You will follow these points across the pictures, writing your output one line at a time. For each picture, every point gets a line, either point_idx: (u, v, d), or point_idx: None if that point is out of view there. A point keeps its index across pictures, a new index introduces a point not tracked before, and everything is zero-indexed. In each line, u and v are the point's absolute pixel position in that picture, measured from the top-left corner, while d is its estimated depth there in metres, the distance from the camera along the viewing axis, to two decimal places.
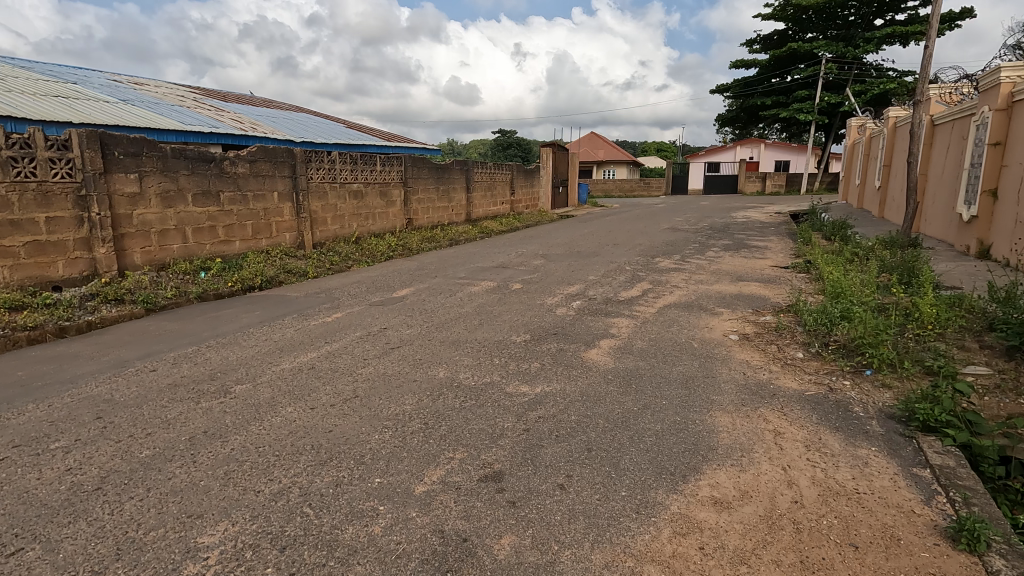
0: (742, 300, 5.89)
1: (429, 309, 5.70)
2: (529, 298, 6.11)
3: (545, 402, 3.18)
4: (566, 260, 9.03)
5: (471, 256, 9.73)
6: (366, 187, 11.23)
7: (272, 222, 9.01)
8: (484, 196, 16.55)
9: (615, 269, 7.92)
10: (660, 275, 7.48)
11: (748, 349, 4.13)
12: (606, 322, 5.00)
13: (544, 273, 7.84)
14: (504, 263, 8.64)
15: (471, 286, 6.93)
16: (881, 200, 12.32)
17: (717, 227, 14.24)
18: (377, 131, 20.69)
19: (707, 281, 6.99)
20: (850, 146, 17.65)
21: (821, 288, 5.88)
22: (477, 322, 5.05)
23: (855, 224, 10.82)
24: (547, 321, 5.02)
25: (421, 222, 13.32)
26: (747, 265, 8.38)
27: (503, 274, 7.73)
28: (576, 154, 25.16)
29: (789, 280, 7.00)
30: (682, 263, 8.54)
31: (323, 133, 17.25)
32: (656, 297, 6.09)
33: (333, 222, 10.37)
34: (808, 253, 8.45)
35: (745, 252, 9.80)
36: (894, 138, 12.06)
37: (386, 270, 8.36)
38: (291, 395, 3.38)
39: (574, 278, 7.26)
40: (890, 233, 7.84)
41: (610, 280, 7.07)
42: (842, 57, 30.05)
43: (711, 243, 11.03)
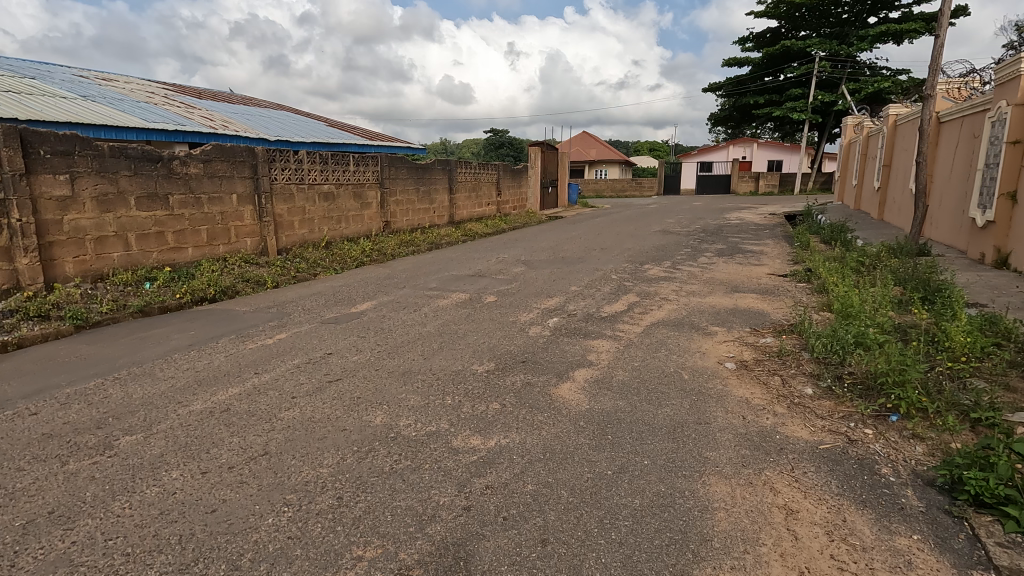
0: (738, 316, 5.28)
1: (387, 327, 5.07)
2: (502, 313, 5.49)
3: (497, 462, 2.55)
4: (548, 268, 8.42)
5: (448, 263, 9.10)
6: (338, 188, 10.56)
7: (231, 227, 8.33)
8: (468, 197, 15.91)
9: (600, 278, 7.31)
10: (648, 285, 6.87)
11: (746, 383, 3.52)
12: (585, 345, 4.38)
13: (523, 283, 7.22)
14: (480, 271, 8.02)
15: (440, 299, 6.30)
16: (880, 202, 11.79)
17: (709, 229, 13.68)
18: (359, 130, 20.01)
19: (698, 293, 6.39)
20: (846, 146, 17.17)
21: (825, 302, 5.30)
22: (437, 345, 4.43)
23: (855, 227, 10.27)
24: (517, 344, 4.41)
25: (400, 224, 12.67)
26: (741, 273, 7.78)
27: (478, 285, 7.10)
28: (566, 153, 24.54)
29: (787, 291, 6.42)
30: (672, 270, 7.95)
31: (301, 132, 16.54)
32: (642, 312, 5.48)
33: (301, 226, 9.70)
34: (808, 260, 7.87)
35: (739, 258, 9.21)
36: (894, 137, 11.53)
37: (352, 279, 7.71)
38: (185, 451, 2.73)
39: (554, 289, 6.65)
40: (896, 240, 7.28)
41: (593, 292, 6.46)
42: (836, 55, 29.64)
43: (704, 248, 10.44)
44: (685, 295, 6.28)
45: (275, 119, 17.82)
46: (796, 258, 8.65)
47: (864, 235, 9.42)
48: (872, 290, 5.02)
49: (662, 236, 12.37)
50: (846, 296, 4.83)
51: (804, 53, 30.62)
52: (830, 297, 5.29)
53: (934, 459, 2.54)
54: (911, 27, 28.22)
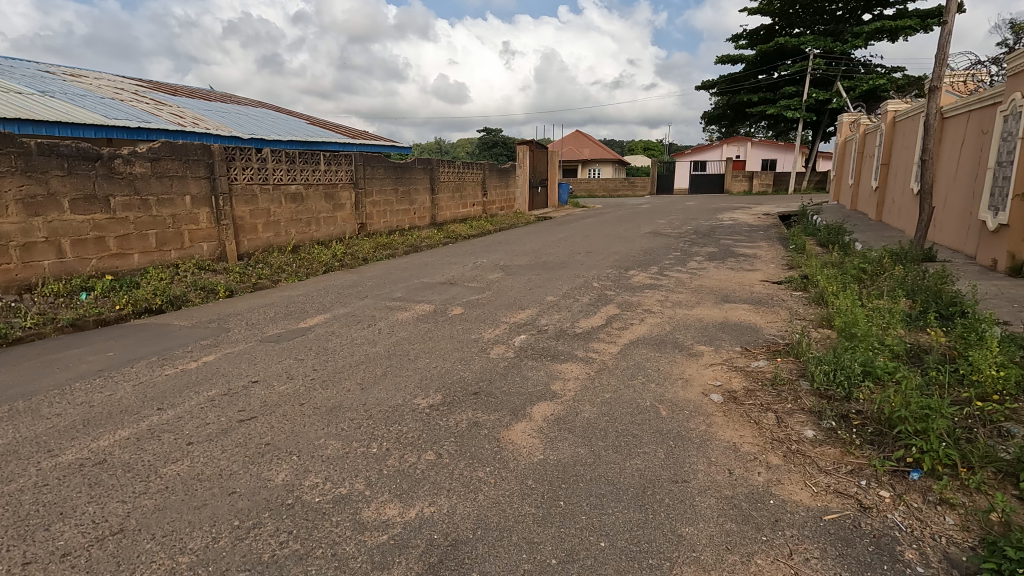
0: (727, 332, 4.73)
1: (332, 346, 4.49)
2: (465, 329, 4.92)
3: (411, 546, 1.98)
4: (527, 274, 7.86)
5: (421, 269, 8.53)
6: (306, 189, 9.96)
7: (184, 231, 7.72)
8: (452, 198, 15.32)
9: (580, 287, 6.74)
10: (631, 294, 6.31)
11: (735, 422, 2.96)
12: (551, 369, 3.82)
13: (496, 292, 6.65)
14: (453, 279, 7.44)
15: (402, 311, 5.72)
16: (879, 203, 11.29)
17: (701, 231, 13.13)
18: (341, 128, 19.41)
19: (686, 304, 5.83)
20: (842, 145, 16.69)
21: (824, 316, 4.75)
22: (382, 370, 3.86)
23: (853, 230, 9.75)
24: (473, 368, 3.84)
25: (377, 227, 12.07)
26: (733, 280, 7.24)
27: (447, 294, 6.52)
28: (555, 152, 23.96)
29: (783, 302, 5.87)
30: (659, 277, 7.40)
31: (278, 130, 15.91)
32: (622, 327, 4.91)
33: (265, 229, 9.09)
34: (805, 266, 7.33)
35: (731, 262, 8.67)
36: (893, 135, 11.03)
37: (313, 288, 7.13)
38: (20, 526, 2.15)
39: (528, 300, 6.09)
40: (899, 244, 6.75)
41: (571, 302, 5.90)
42: (830, 52, 29.20)
43: (695, 251, 9.89)
44: (672, 306, 5.72)
45: (251, 117, 17.15)
46: (791, 263, 8.12)
47: (863, 238, 8.90)
48: (878, 303, 4.47)
49: (652, 239, 11.81)
50: (849, 311, 4.28)
51: (798, 50, 30.15)
52: (830, 311, 4.74)
53: (971, 537, 1.99)
54: (906, 23, 27.75)
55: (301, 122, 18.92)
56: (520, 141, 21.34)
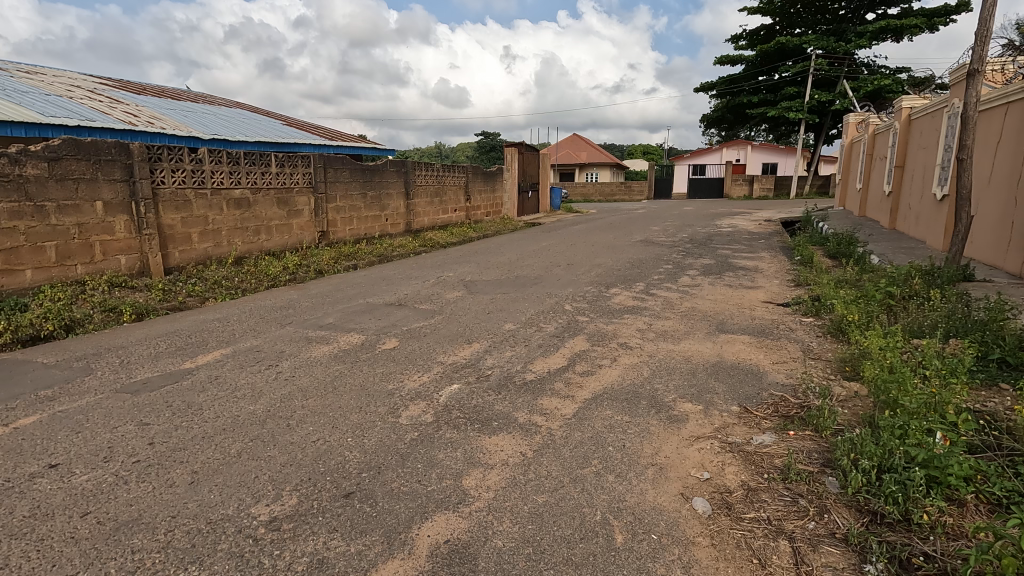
0: (720, 380, 3.65)
1: (201, 401, 3.42)
2: (388, 371, 3.87)
3: None
4: (493, 291, 6.80)
5: (374, 285, 7.47)
6: (254, 193, 8.91)
7: (95, 242, 6.67)
8: (430, 203, 14.27)
9: (548, 310, 5.68)
10: (608, 320, 5.26)
11: (733, 564, 1.87)
12: (473, 445, 2.75)
13: (447, 317, 5.59)
14: (403, 299, 6.38)
15: (322, 344, 4.65)
16: (893, 209, 10.26)
17: (696, 239, 12.08)
18: (319, 130, 18.43)
19: (674, 335, 4.76)
20: (847, 146, 15.67)
21: (846, 359, 3.68)
22: (242, 445, 2.79)
23: (866, 240, 8.68)
24: (367, 443, 2.76)
25: (341, 234, 11.02)
26: (730, 301, 6.17)
27: (389, 320, 5.47)
28: (547, 155, 22.92)
29: (790, 332, 4.81)
30: (645, 297, 6.34)
31: (245, 131, 14.87)
32: (587, 370, 3.86)
33: (201, 239, 8.03)
34: (815, 285, 6.25)
35: (729, 278, 7.61)
36: (908, 134, 9.99)
37: (237, 310, 6.08)
38: None
39: (482, 327, 5.03)
40: (928, 260, 5.70)
41: (532, 332, 4.85)
42: (833, 52, 28.22)
43: (689, 264, 8.82)
44: (655, 338, 4.65)
45: (220, 118, 16.11)
46: (798, 280, 7.06)
47: (879, 250, 7.85)
48: (919, 346, 3.41)
49: (642, 249, 10.78)
50: (883, 358, 3.22)
51: (799, 50, 29.21)
52: (854, 352, 3.67)
53: None
54: (912, 22, 26.73)
55: (276, 123, 17.93)
56: (509, 144, 20.33)
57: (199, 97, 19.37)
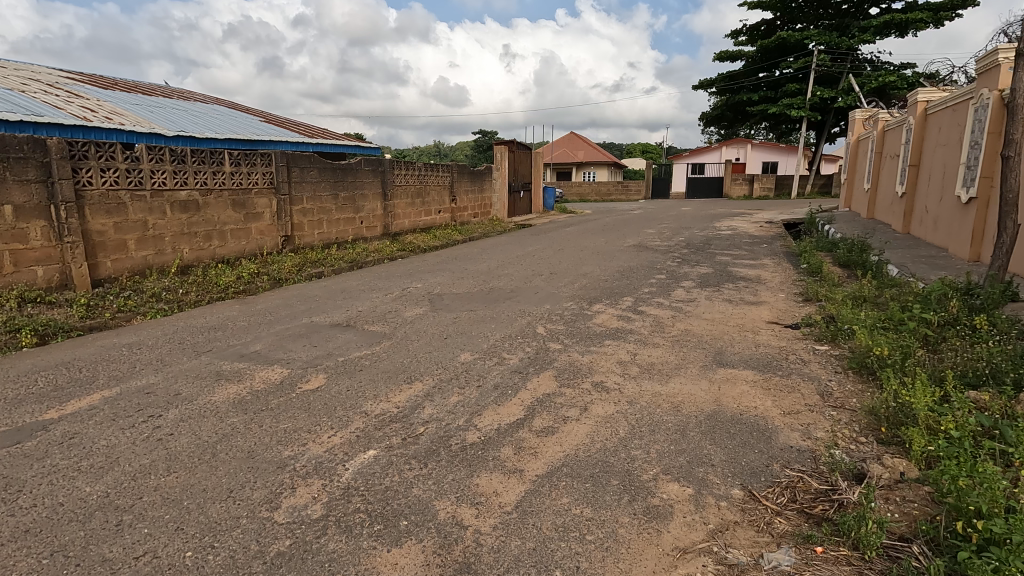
0: (717, 443, 2.82)
1: (31, 476, 2.58)
2: (293, 426, 3.02)
3: None
4: (460, 307, 5.98)
5: (330, 300, 6.65)
6: (205, 194, 8.09)
7: (4, 251, 5.83)
8: (410, 204, 13.44)
9: (515, 334, 4.84)
10: (585, 348, 4.43)
11: None
12: (361, 567, 1.92)
13: (397, 342, 4.75)
14: (353, 318, 5.54)
15: (232, 382, 3.81)
16: (907, 212, 9.47)
17: (693, 244, 11.24)
18: (299, 129, 17.63)
19: (662, 369, 3.92)
20: (853, 144, 14.86)
21: (882, 417, 2.85)
22: (32, 566, 1.95)
23: (880, 247, 7.86)
24: (209, 563, 1.92)
25: (308, 239, 10.18)
26: (730, 321, 5.34)
27: (327, 346, 4.63)
28: (540, 153, 22.10)
29: (803, 366, 3.97)
30: (633, 315, 5.51)
31: (216, 128, 14.02)
32: (546, 426, 3.02)
33: (140, 246, 7.21)
34: (828, 304, 5.41)
35: (728, 290, 6.77)
36: (925, 131, 9.19)
37: (158, 332, 5.23)
38: None
39: (433, 358, 4.20)
40: (963, 275, 4.86)
41: (490, 366, 4.02)
42: (835, 48, 27.38)
43: (684, 273, 7.98)
44: (639, 374, 3.82)
45: (191, 114, 15.26)
46: (806, 295, 6.23)
47: (896, 259, 7.04)
48: (986, 408, 2.57)
49: (634, 255, 9.93)
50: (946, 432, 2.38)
51: (801, 45, 28.40)
52: (893, 407, 2.85)
53: None
54: (917, 17, 25.88)
55: (253, 120, 17.10)
56: (499, 142, 19.50)
57: (175, 93, 18.52)
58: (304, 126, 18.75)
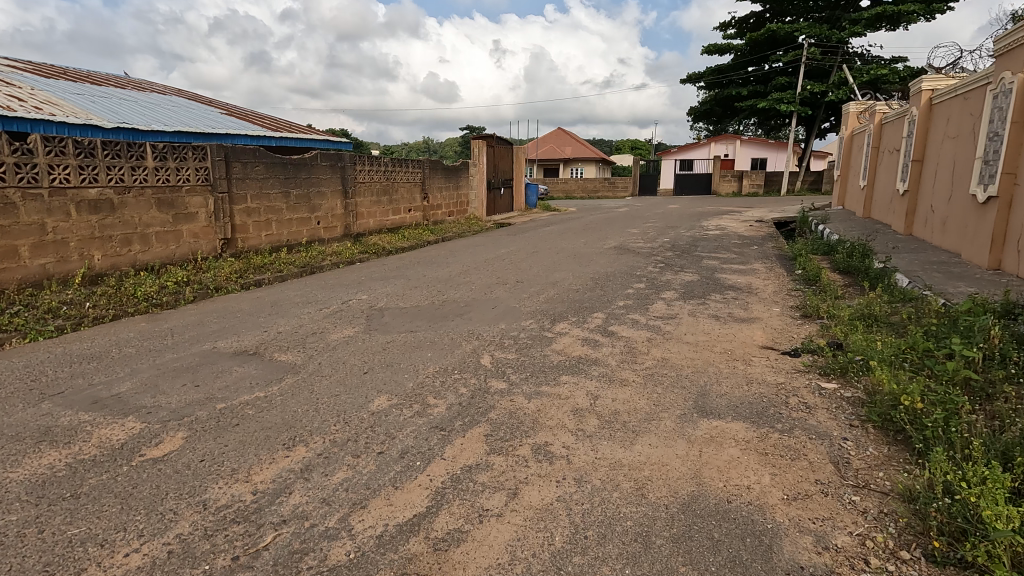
0: (695, 563, 1.92)
1: None
2: (82, 535, 2.08)
3: None
4: (399, 328, 5.05)
5: (254, 316, 5.70)
6: (124, 192, 7.09)
7: None
8: (375, 202, 12.46)
9: (451, 368, 3.91)
10: (535, 388, 3.52)
11: None
12: None
13: (305, 378, 3.81)
14: (265, 344, 4.58)
15: (56, 448, 2.85)
16: (910, 211, 8.70)
17: (678, 246, 10.38)
18: (263, 123, 16.57)
19: (627, 424, 3.02)
20: (847, 139, 14.08)
21: (938, 524, 1.98)
22: None
23: (886, 252, 7.03)
24: None
25: (254, 241, 9.20)
26: (716, 346, 4.46)
27: (213, 385, 3.68)
28: (521, 148, 21.14)
29: (809, 417, 3.09)
30: (602, 338, 4.61)
31: (164, 121, 12.93)
32: (451, 530, 2.11)
33: (36, 253, 6.21)
34: (833, 326, 4.55)
35: (715, 304, 5.90)
36: (930, 123, 8.39)
37: (16, 364, 4.24)
38: None
39: (337, 406, 3.27)
40: (996, 294, 4.01)
41: (406, 417, 3.10)
42: (826, 40, 26.69)
43: (667, 281, 7.10)
44: (596, 432, 2.91)
45: (141, 105, 14.16)
46: (805, 310, 5.36)
47: (904, 266, 6.20)
48: None
49: (613, 259, 9.05)
50: None
51: (790, 38, 27.69)
52: (950, 507, 1.98)
53: None
54: (909, 9, 25.22)
55: (213, 113, 16.01)
56: (477, 137, 18.54)
57: (130, 83, 17.36)
58: (269, 119, 17.68)
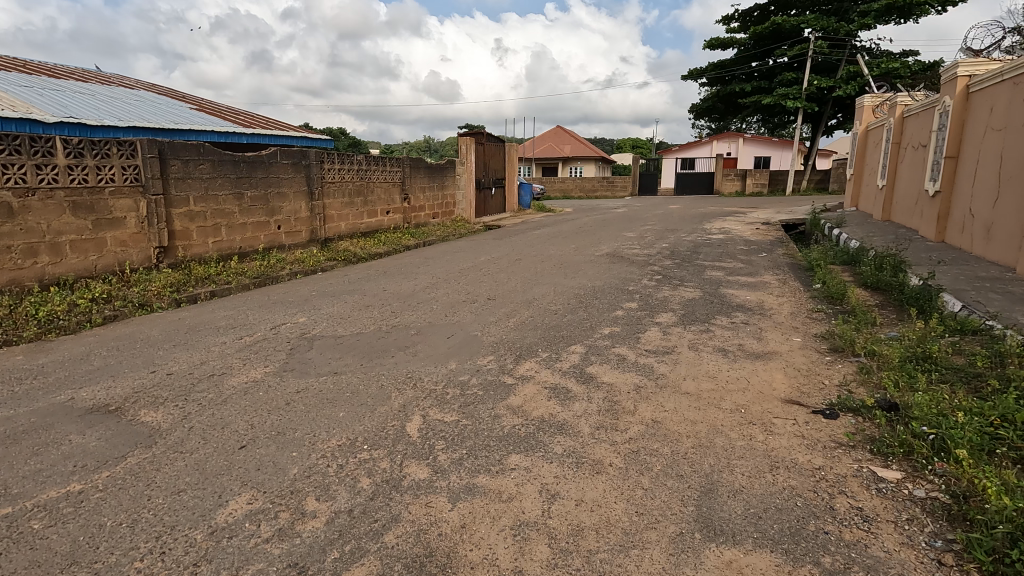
0: None
1: None
2: None
3: None
4: (322, 367, 3.98)
5: (156, 347, 4.66)
6: (27, 193, 6.07)
7: None
8: (348, 204, 11.41)
9: (363, 439, 2.85)
10: (466, 480, 2.46)
11: None
12: None
13: (157, 455, 2.76)
14: (139, 394, 3.53)
15: None
16: (942, 214, 7.63)
17: (678, 253, 9.30)
18: (235, 120, 15.53)
19: (593, 560, 1.96)
20: (862, 135, 12.98)
21: None
22: None
23: (922, 265, 5.97)
24: None
25: (199, 248, 8.17)
26: (725, 397, 3.40)
27: (23, 468, 2.63)
28: (514, 145, 20.04)
29: (870, 545, 2.03)
30: (576, 386, 3.55)
31: (119, 116, 11.90)
32: None
33: None
34: (879, 374, 3.48)
35: (722, 331, 4.83)
36: (966, 115, 7.32)
37: None
38: None
39: (166, 515, 2.21)
40: None
41: (259, 543, 2.05)
42: (833, 34, 25.58)
43: (664, 298, 6.04)
44: None
45: (99, 100, 13.15)
46: (834, 343, 4.29)
47: (950, 284, 5.13)
48: None
49: (604, 269, 7.98)
50: None
51: (796, 31, 26.63)
52: None
53: None
54: None
55: (181, 109, 15.00)
56: (466, 134, 17.50)
57: (98, 77, 16.35)
58: (244, 114, 16.63)
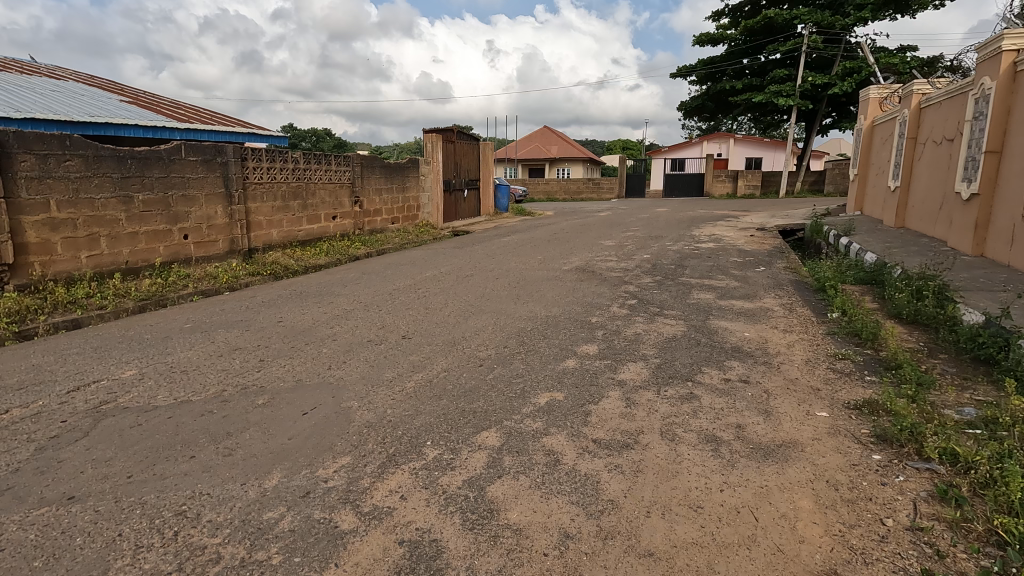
0: None
1: None
2: None
3: None
4: (55, 486, 2.42)
5: None
6: None
7: None
8: (281, 207, 9.85)
9: None
10: None
11: None
12: None
13: None
14: None
15: None
16: (980, 222, 6.23)
17: (660, 267, 7.82)
18: (171, 114, 13.89)
19: None
20: (867, 131, 11.59)
21: None
22: None
23: (977, 295, 4.51)
24: None
25: (67, 264, 6.58)
26: (717, 568, 1.89)
27: None
28: (488, 144, 18.50)
29: None
30: (457, 541, 2.02)
31: (16, 106, 10.23)
32: None
33: None
34: (989, 522, 2.00)
35: (711, 397, 3.33)
36: (1013, 100, 5.91)
37: None
38: None
39: None
40: None
41: None
42: (828, 28, 24.32)
43: (633, 336, 4.55)
44: None
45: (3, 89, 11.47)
46: (883, 429, 2.81)
47: None
48: None
49: (567, 290, 6.47)
50: None
51: (788, 25, 25.37)
52: None
53: None
54: None
55: (108, 100, 13.33)
56: (432, 131, 15.97)
57: (19, 65, 14.63)
58: (185, 109, 15.00)
